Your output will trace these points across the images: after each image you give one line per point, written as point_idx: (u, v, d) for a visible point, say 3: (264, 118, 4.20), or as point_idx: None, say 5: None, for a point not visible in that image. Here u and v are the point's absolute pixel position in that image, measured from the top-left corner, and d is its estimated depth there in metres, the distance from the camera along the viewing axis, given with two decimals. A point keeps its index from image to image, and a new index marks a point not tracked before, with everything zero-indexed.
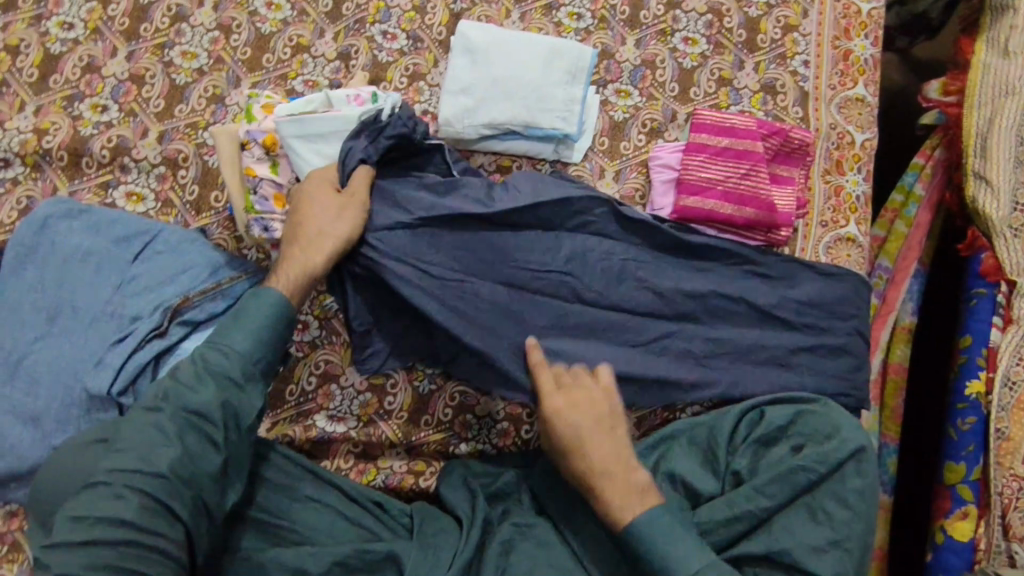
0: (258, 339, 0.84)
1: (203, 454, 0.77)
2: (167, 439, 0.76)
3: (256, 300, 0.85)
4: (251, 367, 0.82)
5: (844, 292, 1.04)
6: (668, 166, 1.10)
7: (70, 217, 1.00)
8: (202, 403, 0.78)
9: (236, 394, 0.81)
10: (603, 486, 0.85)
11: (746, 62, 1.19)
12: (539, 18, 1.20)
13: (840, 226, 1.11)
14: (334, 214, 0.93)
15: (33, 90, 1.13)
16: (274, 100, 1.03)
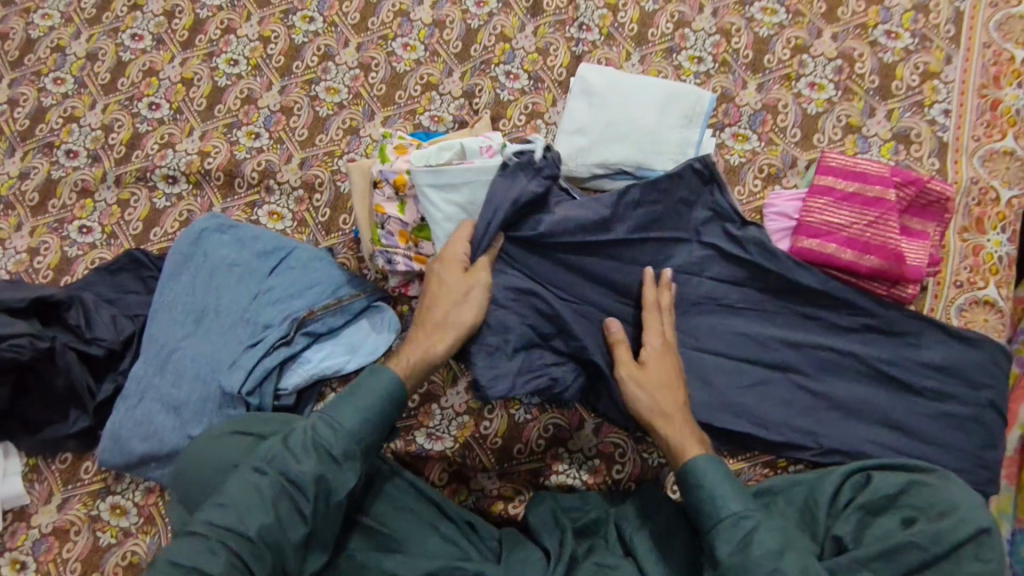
0: (363, 417, 0.87)
1: (291, 520, 0.80)
2: (263, 505, 0.79)
3: (370, 380, 0.90)
4: (351, 446, 0.85)
5: (974, 359, 0.96)
6: (784, 214, 1.06)
7: (221, 231, 1.13)
8: (301, 474, 0.81)
9: (331, 471, 0.83)
10: (661, 427, 0.90)
11: (877, 109, 1.14)
12: (659, 61, 1.22)
13: (977, 288, 1.03)
14: (473, 291, 0.97)
15: (201, 117, 1.28)
16: (406, 141, 1.09)
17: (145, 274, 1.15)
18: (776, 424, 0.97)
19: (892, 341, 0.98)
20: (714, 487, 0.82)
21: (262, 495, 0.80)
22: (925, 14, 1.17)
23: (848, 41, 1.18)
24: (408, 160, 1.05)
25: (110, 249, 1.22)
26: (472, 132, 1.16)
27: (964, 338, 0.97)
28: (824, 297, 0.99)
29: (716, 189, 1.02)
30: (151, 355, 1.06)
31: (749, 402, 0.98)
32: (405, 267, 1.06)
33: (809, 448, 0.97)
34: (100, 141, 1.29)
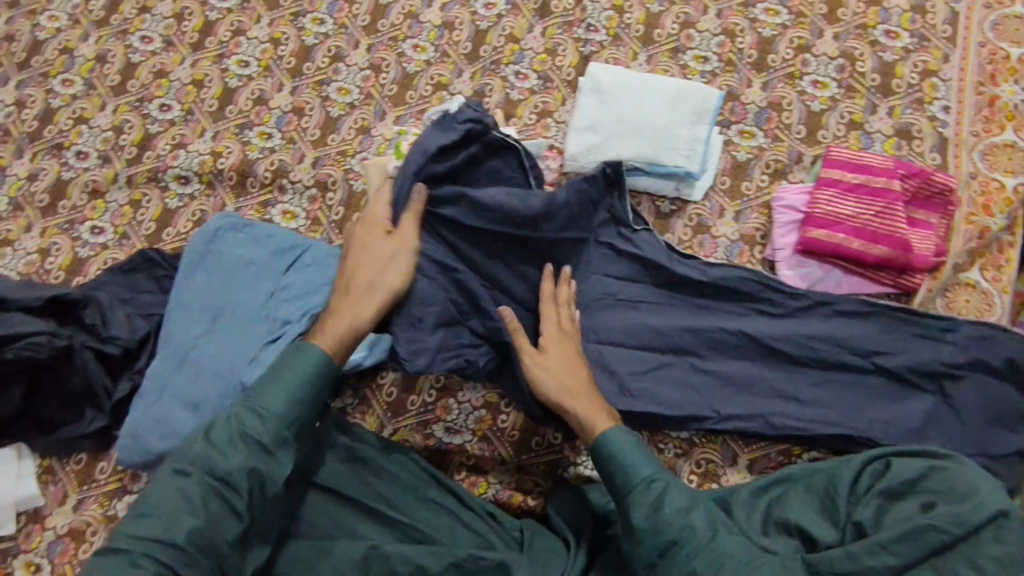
0: (289, 399, 0.85)
1: (224, 517, 0.79)
2: (190, 508, 0.78)
3: (292, 361, 0.88)
4: (282, 432, 0.84)
5: (923, 337, 1.00)
6: (792, 207, 1.08)
7: (237, 230, 1.14)
8: (229, 470, 0.80)
9: (263, 462, 0.82)
10: (570, 408, 0.91)
11: (879, 106, 1.17)
12: (666, 61, 1.24)
13: (964, 270, 1.04)
14: (384, 254, 0.97)
15: (212, 118, 1.29)
16: (419, 142, 1.14)
17: (159, 273, 1.15)
18: (675, 402, 1.00)
19: (892, 327, 1.00)
20: (618, 455, 0.86)
21: (189, 497, 0.78)
22: (923, 15, 1.21)
23: (849, 40, 1.21)
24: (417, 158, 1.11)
25: (122, 249, 1.22)
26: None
27: (901, 315, 1.00)
28: (715, 286, 1.04)
29: (615, 196, 1.08)
30: (169, 354, 1.06)
31: (682, 399, 1.00)
32: None
33: (707, 419, 0.99)
34: (110, 142, 1.29)
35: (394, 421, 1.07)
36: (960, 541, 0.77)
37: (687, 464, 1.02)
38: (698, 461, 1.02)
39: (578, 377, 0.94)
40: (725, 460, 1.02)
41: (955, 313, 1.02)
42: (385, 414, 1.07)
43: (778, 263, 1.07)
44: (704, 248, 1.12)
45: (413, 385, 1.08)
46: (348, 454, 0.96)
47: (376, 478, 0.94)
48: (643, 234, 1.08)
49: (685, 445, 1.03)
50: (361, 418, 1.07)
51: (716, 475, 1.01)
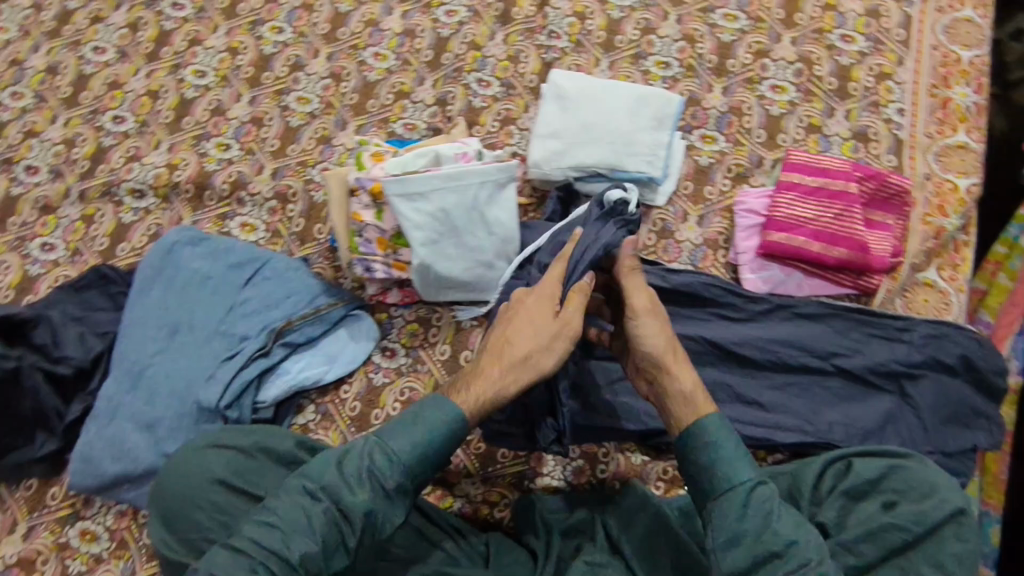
0: (421, 446, 0.78)
1: (336, 551, 0.75)
2: (311, 533, 0.74)
3: (428, 415, 0.79)
4: (406, 476, 0.78)
5: (879, 339, 1.00)
6: (754, 210, 1.08)
7: (194, 245, 1.11)
8: (353, 504, 0.75)
9: (384, 504, 0.77)
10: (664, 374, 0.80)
11: (837, 109, 1.18)
12: (627, 67, 1.24)
13: (921, 271, 1.06)
14: (540, 326, 0.82)
15: (168, 130, 1.26)
16: (383, 148, 1.10)
17: (114, 290, 1.12)
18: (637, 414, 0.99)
19: (851, 330, 1.01)
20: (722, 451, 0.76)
21: (312, 523, 0.74)
22: (877, 19, 1.23)
23: (806, 45, 1.23)
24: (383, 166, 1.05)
25: (74, 266, 1.18)
26: (449, 138, 1.17)
27: (856, 315, 1.01)
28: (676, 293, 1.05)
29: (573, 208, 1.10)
30: (123, 373, 1.03)
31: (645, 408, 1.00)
32: (385, 275, 1.07)
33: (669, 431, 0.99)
34: (62, 156, 1.26)
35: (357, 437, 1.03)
36: (922, 540, 0.79)
37: (654, 470, 1.00)
38: (665, 468, 1.00)
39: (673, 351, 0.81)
40: None
41: (914, 313, 1.03)
42: (349, 429, 1.03)
43: (741, 266, 1.08)
44: (668, 253, 1.12)
45: (377, 399, 1.04)
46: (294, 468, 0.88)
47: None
48: None
49: (653, 453, 1.01)
50: (323, 434, 1.03)
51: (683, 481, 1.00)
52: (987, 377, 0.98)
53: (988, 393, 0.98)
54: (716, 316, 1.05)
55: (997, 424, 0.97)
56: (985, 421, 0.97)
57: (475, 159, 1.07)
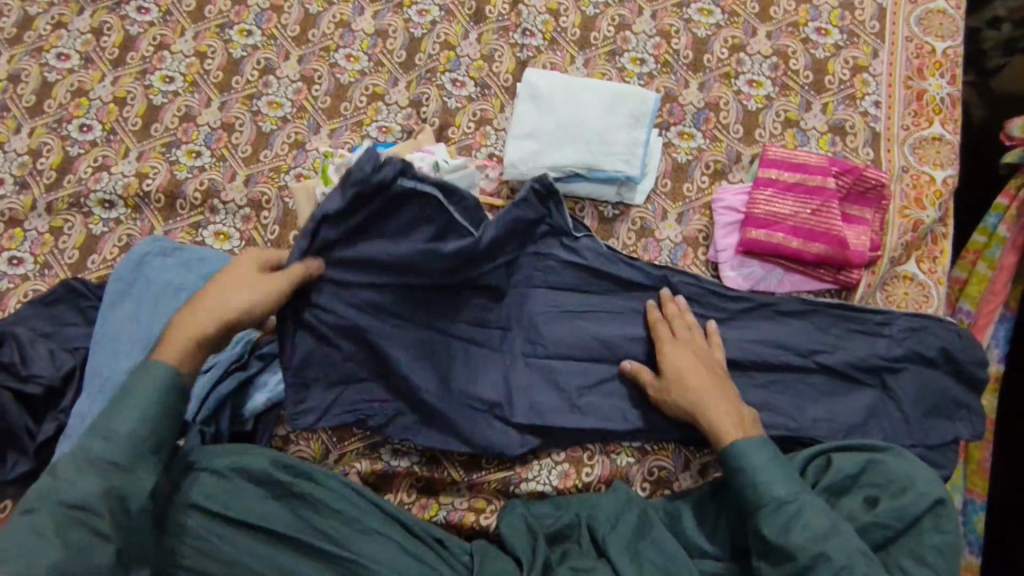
0: (144, 419, 0.82)
1: (91, 545, 0.76)
2: (55, 538, 0.74)
3: (142, 381, 0.83)
4: (127, 451, 0.80)
5: (861, 333, 1.01)
6: (732, 208, 1.08)
7: (165, 255, 1.09)
8: (80, 496, 0.77)
9: (121, 482, 0.79)
10: (711, 404, 0.91)
11: (814, 103, 1.18)
12: (603, 64, 1.23)
13: (899, 264, 1.06)
14: (246, 291, 0.89)
15: (136, 137, 1.23)
16: (348, 159, 1.12)
17: (85, 304, 1.10)
18: (616, 416, 1.00)
19: (833, 325, 1.01)
20: (751, 467, 0.85)
21: (41, 529, 0.75)
22: (851, 11, 1.23)
23: (781, 39, 1.22)
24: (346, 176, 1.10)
25: (43, 280, 1.15)
26: (417, 145, 1.16)
27: (838, 311, 1.01)
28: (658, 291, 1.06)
29: (553, 207, 1.07)
30: (96, 390, 1.01)
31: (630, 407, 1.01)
32: None
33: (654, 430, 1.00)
34: (28, 167, 1.22)
35: (340, 447, 1.02)
36: (904, 534, 0.80)
37: (640, 472, 1.01)
38: (650, 469, 1.01)
39: (706, 381, 0.93)
40: (677, 465, 1.01)
41: (894, 306, 1.03)
42: (330, 439, 1.03)
43: (720, 264, 1.07)
44: (648, 252, 1.11)
45: None
46: (273, 488, 0.89)
47: (311, 512, 0.88)
48: (586, 241, 1.07)
49: (638, 454, 1.01)
50: (304, 445, 1.02)
51: (668, 481, 1.01)
52: (966, 368, 0.98)
53: (968, 384, 0.99)
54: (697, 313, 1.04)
55: (977, 415, 0.98)
56: (965, 411, 0.98)
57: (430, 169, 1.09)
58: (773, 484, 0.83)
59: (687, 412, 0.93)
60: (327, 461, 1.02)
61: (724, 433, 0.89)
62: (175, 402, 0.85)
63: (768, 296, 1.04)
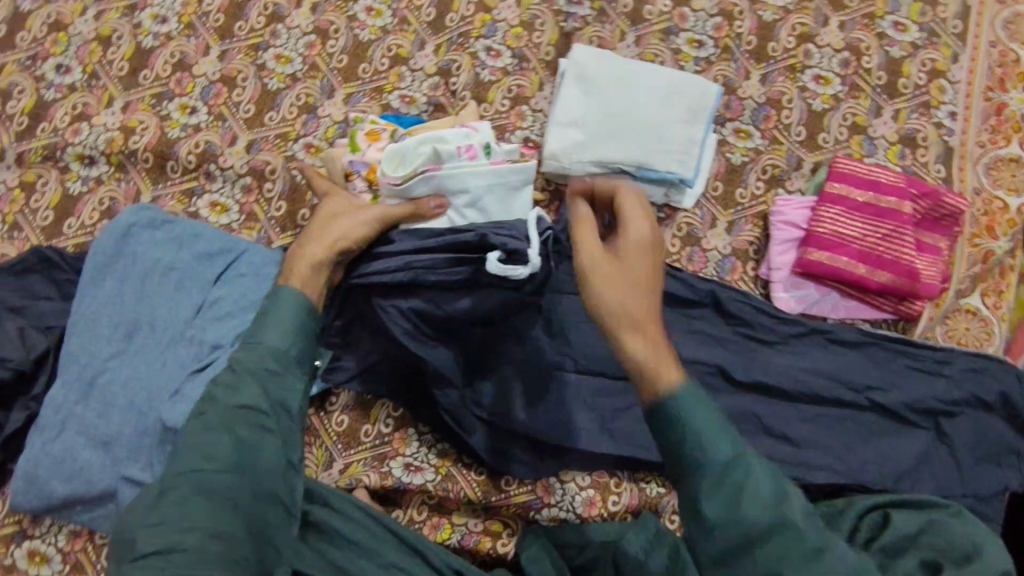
0: (290, 331, 0.81)
1: (259, 440, 0.73)
2: (218, 437, 0.72)
3: (279, 301, 0.82)
4: (279, 357, 0.79)
5: (917, 372, 0.94)
6: (793, 223, 0.98)
7: (155, 228, 0.96)
8: (243, 398, 0.75)
9: (275, 384, 0.77)
10: (641, 337, 0.71)
11: (884, 108, 1.07)
12: (656, 43, 1.10)
13: (961, 296, 0.99)
14: (352, 221, 0.90)
15: (122, 85, 1.07)
16: (378, 126, 0.99)
17: (59, 276, 0.97)
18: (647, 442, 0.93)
19: (890, 360, 0.94)
20: (682, 429, 0.68)
21: (208, 424, 0.73)
22: (933, 7, 1.11)
23: (855, 31, 1.10)
24: (381, 152, 0.97)
25: (13, 244, 1.02)
26: (455, 120, 1.02)
27: (896, 346, 0.95)
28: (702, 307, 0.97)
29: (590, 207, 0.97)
30: (72, 380, 0.89)
31: None
32: None
33: None
34: None
35: (347, 455, 0.96)
36: None
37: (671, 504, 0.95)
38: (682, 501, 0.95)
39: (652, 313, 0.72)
40: None
41: (954, 343, 0.96)
42: (336, 446, 0.96)
43: (772, 283, 0.99)
44: (693, 262, 1.02)
45: (368, 413, 0.97)
46: None
47: (329, 544, 0.81)
48: None
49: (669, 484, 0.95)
50: (308, 451, 0.96)
51: None
52: None
53: None
54: (742, 335, 0.96)
55: None
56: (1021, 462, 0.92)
57: (480, 153, 0.95)
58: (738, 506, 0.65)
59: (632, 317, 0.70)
60: (331, 471, 0.95)
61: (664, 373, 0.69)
62: (312, 322, 0.84)
63: (822, 322, 0.97)
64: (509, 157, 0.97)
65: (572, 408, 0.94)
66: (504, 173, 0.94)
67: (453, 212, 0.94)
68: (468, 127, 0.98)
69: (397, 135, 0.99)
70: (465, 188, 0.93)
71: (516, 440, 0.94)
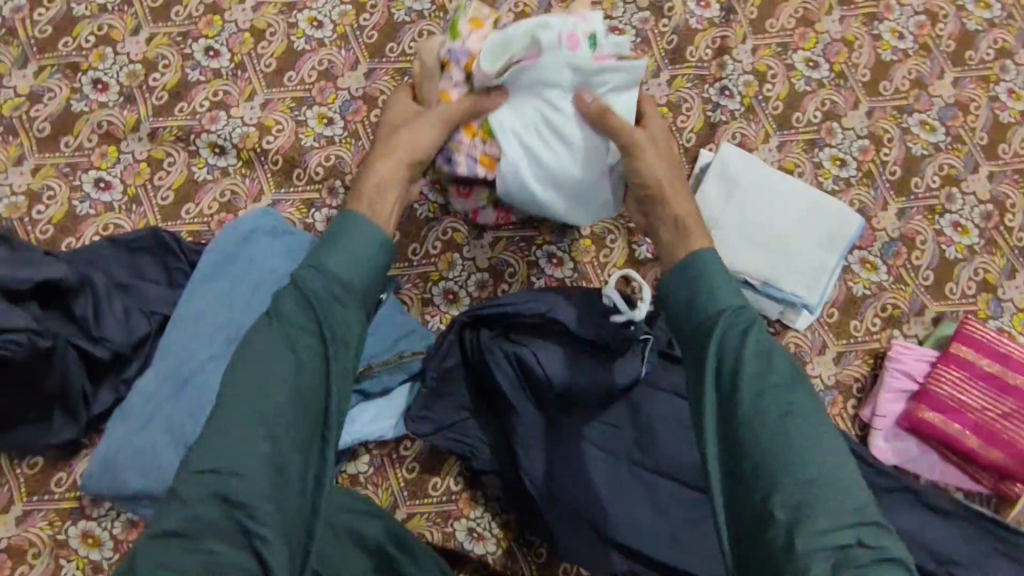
0: (355, 261, 0.78)
1: (303, 367, 0.71)
2: (273, 358, 0.70)
3: (349, 231, 0.79)
4: (342, 284, 0.76)
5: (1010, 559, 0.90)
6: (909, 374, 0.96)
7: (273, 237, 0.97)
8: (299, 318, 0.73)
9: (328, 309, 0.73)
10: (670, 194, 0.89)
11: (1018, 271, 1.04)
12: (799, 153, 1.08)
13: None
14: (427, 126, 0.90)
15: (266, 82, 1.07)
16: (483, 14, 0.95)
17: (172, 264, 0.97)
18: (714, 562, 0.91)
19: (983, 540, 0.91)
20: (705, 289, 0.79)
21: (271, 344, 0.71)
22: None
23: (1002, 185, 1.08)
24: (482, 40, 0.93)
25: (129, 217, 1.02)
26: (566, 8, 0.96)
27: (993, 524, 0.91)
28: None
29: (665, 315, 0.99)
30: (166, 373, 0.90)
31: None
32: (466, 170, 0.93)
33: None
34: (137, 78, 1.07)
35: (411, 505, 0.95)
36: None
37: None
38: None
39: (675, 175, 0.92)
40: None
41: None
42: (402, 492, 0.95)
43: (874, 429, 0.96)
44: None
45: (440, 467, 0.96)
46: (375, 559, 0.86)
47: None
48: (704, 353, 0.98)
49: None
50: (373, 490, 0.95)
51: None
52: None
53: None
54: None
55: None
56: None
57: (583, 44, 0.91)
58: (745, 366, 0.70)
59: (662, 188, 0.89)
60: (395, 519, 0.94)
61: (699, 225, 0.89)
62: (383, 250, 0.80)
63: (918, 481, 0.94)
64: (616, 53, 0.93)
65: (643, 508, 0.93)
66: (605, 70, 0.90)
67: (543, 104, 0.91)
68: (576, 15, 0.92)
69: (501, 26, 0.95)
70: (563, 83, 0.90)
71: (582, 528, 0.92)
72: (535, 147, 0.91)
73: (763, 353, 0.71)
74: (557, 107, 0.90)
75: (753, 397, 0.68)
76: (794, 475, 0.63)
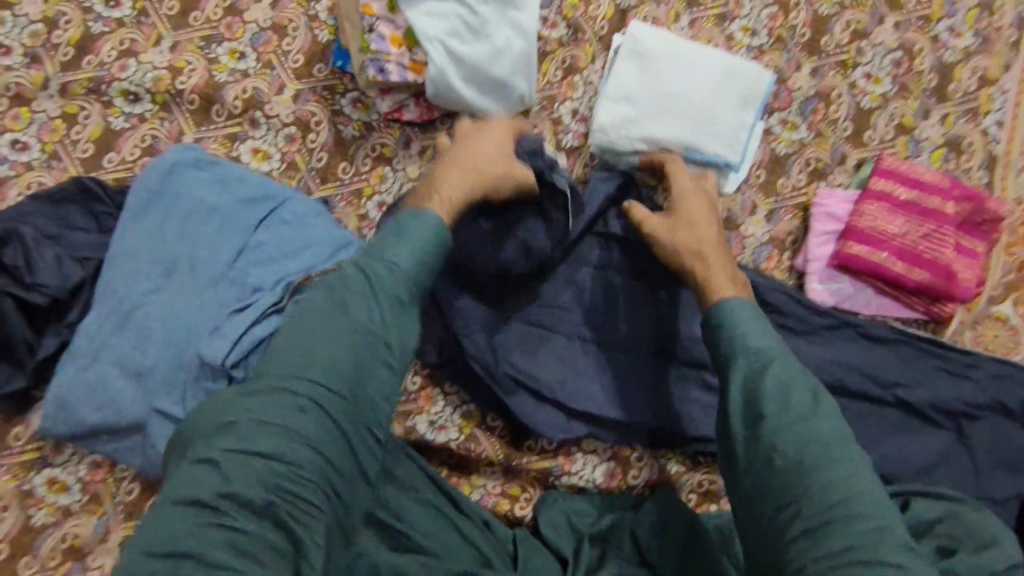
0: (420, 259, 0.79)
1: (373, 370, 0.72)
2: (334, 341, 0.71)
3: (417, 223, 0.80)
4: (409, 285, 0.77)
5: (946, 374, 0.95)
6: (834, 215, 1.00)
7: (198, 168, 0.96)
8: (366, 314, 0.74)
9: (395, 313, 0.75)
10: (703, 258, 0.88)
11: (932, 111, 1.08)
12: (711, 28, 1.09)
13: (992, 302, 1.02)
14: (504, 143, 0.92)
15: (171, 24, 1.06)
16: None
17: (99, 210, 0.96)
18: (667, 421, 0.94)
19: (918, 359, 0.95)
20: (734, 325, 0.79)
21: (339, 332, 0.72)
22: (990, 14, 1.10)
23: (909, 32, 1.09)
24: None
25: (51, 173, 1.01)
26: None
27: (925, 345, 0.95)
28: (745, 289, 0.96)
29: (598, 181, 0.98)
30: (108, 310, 0.89)
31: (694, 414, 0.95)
32: (398, 77, 0.97)
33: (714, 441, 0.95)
34: (40, 37, 1.05)
35: None
36: None
37: (689, 482, 0.97)
38: (700, 481, 0.97)
39: (715, 241, 0.90)
40: None
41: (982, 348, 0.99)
42: None
43: (809, 274, 0.99)
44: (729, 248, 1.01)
45: None
46: None
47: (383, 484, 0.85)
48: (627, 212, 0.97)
49: (688, 463, 0.97)
50: None
51: (717, 496, 0.97)
52: None
53: None
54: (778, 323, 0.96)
55: None
56: None
57: None
58: (765, 398, 0.72)
59: (701, 252, 0.88)
60: None
61: (722, 284, 0.85)
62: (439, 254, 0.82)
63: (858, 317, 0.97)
64: None
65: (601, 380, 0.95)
66: None
67: (460, 8, 0.96)
68: None
69: None
70: None
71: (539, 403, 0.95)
72: (453, 46, 0.95)
73: (783, 386, 0.73)
74: (474, 11, 0.96)
75: (787, 424, 0.70)
76: (817, 485, 0.66)
